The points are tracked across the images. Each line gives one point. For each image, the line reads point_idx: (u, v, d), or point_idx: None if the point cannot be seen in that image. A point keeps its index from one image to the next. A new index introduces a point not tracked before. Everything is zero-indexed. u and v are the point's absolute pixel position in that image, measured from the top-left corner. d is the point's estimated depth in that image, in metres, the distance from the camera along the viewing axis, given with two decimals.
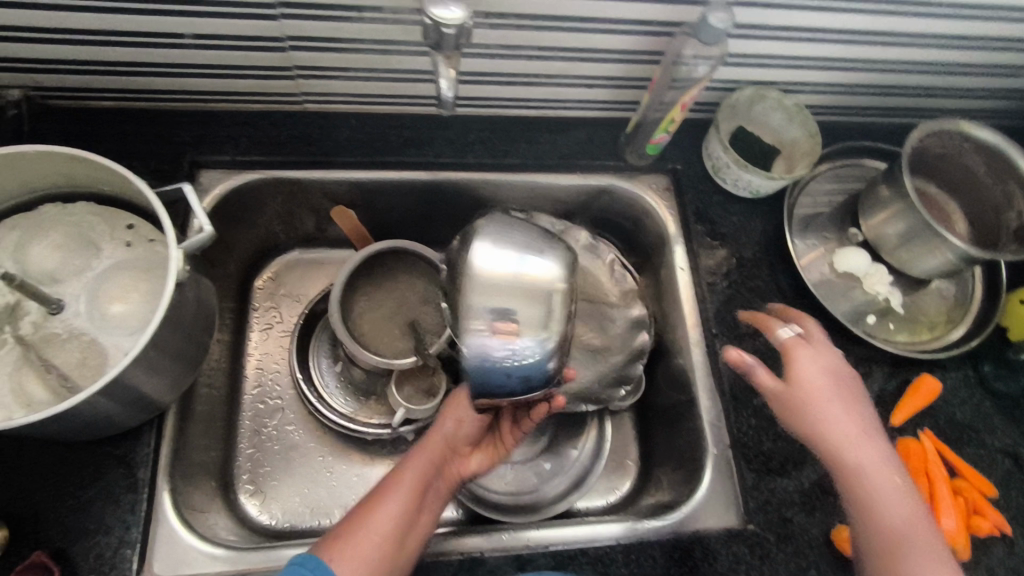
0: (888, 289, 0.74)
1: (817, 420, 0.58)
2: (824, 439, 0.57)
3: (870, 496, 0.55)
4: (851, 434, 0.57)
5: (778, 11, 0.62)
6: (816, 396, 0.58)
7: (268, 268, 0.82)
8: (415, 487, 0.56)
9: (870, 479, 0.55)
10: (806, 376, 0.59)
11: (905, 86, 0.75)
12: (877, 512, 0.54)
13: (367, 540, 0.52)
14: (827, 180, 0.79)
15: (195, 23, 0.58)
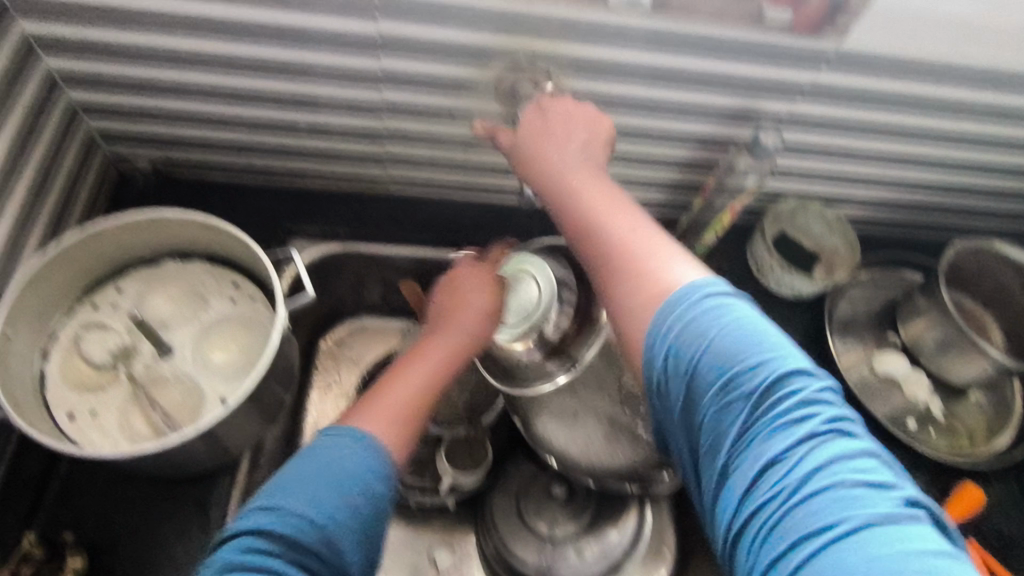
0: (929, 395, 0.76)
1: (580, 210, 0.54)
2: (614, 238, 0.51)
3: (636, 296, 0.48)
4: (650, 229, 0.51)
5: (823, 134, 0.69)
6: (579, 205, 0.54)
7: (332, 331, 0.85)
8: (429, 364, 0.59)
9: (623, 247, 0.50)
10: (575, 191, 0.55)
11: (939, 206, 0.81)
12: (630, 263, 0.49)
13: (388, 403, 0.54)
14: (867, 289, 0.82)
15: (313, 116, 0.68)
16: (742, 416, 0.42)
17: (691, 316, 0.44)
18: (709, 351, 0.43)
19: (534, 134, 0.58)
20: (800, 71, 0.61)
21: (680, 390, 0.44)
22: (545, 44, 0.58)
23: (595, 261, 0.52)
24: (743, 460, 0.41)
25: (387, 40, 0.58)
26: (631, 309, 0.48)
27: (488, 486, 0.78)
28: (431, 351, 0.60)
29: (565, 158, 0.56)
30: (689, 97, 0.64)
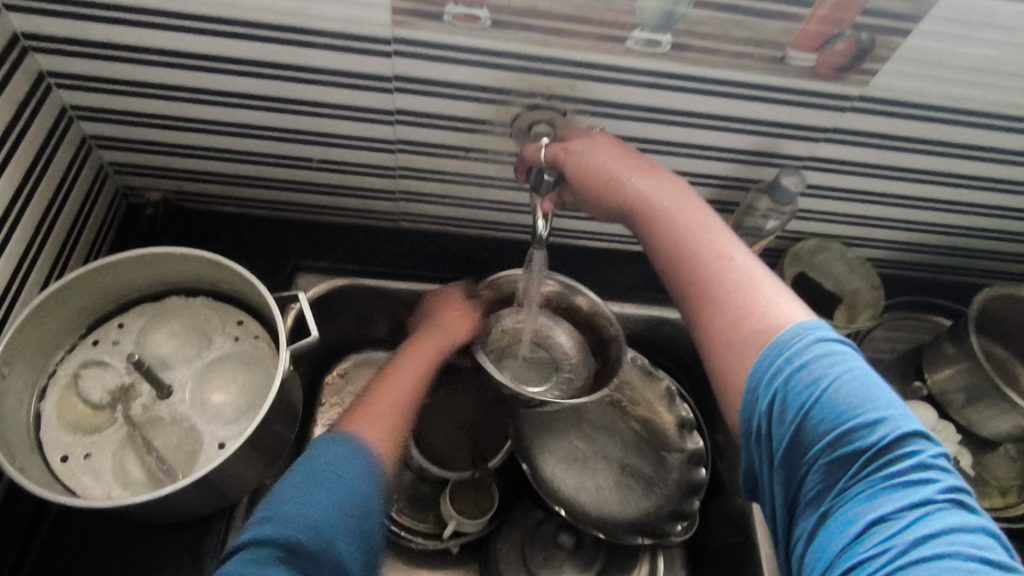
0: (958, 449, 0.72)
1: (669, 239, 0.50)
2: (709, 270, 0.48)
3: (740, 329, 0.44)
4: (747, 261, 0.48)
5: (846, 176, 0.67)
6: (668, 231, 0.51)
7: (338, 365, 0.81)
8: (409, 383, 0.60)
9: (722, 278, 0.47)
10: (662, 217, 0.51)
11: (967, 249, 0.78)
12: (728, 299, 0.46)
13: (377, 412, 0.55)
14: (887, 327, 0.80)
15: (324, 151, 0.67)
16: (851, 465, 0.39)
17: (807, 354, 0.41)
18: (827, 395, 0.39)
19: (602, 153, 0.54)
20: (824, 114, 0.59)
21: (785, 434, 0.40)
22: (561, 84, 0.57)
23: (688, 291, 0.49)
24: (847, 512, 0.38)
25: (400, 78, 0.57)
26: (730, 344, 0.44)
27: (492, 531, 0.74)
28: (409, 365, 0.62)
29: (643, 182, 0.53)
30: (707, 137, 0.62)
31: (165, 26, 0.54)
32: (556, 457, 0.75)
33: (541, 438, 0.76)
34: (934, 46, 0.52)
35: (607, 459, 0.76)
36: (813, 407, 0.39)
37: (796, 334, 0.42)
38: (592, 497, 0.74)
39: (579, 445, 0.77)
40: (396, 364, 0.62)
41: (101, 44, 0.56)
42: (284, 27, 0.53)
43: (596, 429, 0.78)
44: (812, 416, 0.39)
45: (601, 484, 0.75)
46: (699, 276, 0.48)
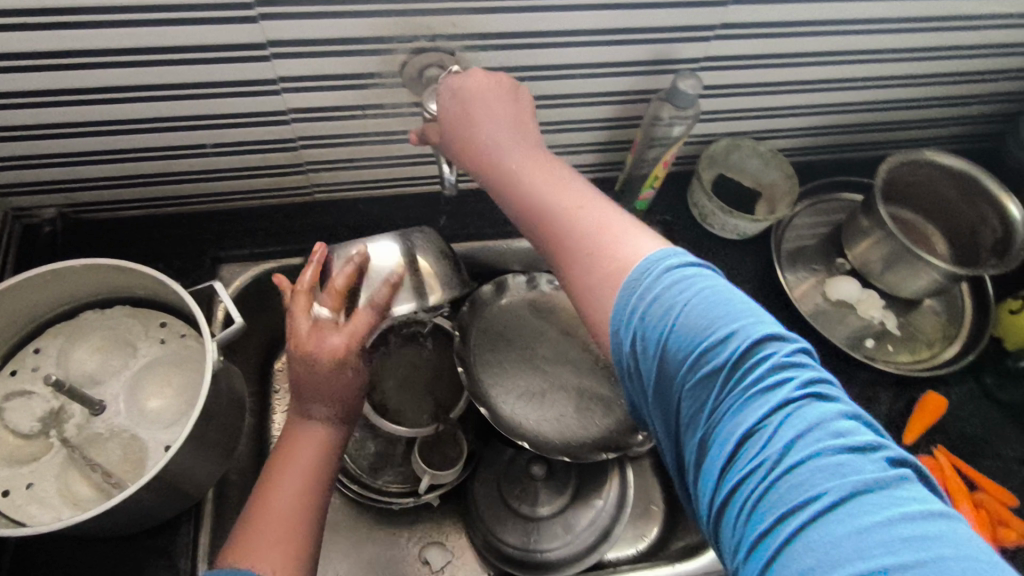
0: (883, 312, 0.77)
1: (520, 195, 0.51)
2: (564, 222, 0.48)
3: (601, 275, 0.45)
4: (597, 209, 0.48)
5: (743, 70, 0.68)
6: (526, 188, 0.50)
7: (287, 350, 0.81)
8: (299, 477, 0.52)
9: (578, 228, 0.47)
10: (517, 176, 0.51)
11: (873, 123, 0.80)
12: (583, 247, 0.47)
13: (272, 511, 0.50)
14: (808, 213, 0.83)
15: (216, 133, 0.64)
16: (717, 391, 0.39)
17: (655, 287, 0.42)
18: (676, 326, 0.40)
19: (465, 108, 0.53)
20: (709, 11, 0.59)
21: (653, 368, 0.42)
22: (442, 22, 0.55)
23: (551, 246, 0.49)
24: (722, 438, 0.38)
25: (275, 43, 0.55)
26: (594, 293, 0.45)
27: (470, 476, 0.77)
28: (288, 470, 0.52)
29: (497, 132, 0.52)
30: (600, 54, 0.62)
31: (4, 26, 0.49)
32: (514, 394, 0.76)
33: (500, 379, 0.77)
34: None
35: (565, 388, 0.78)
36: (669, 341, 0.40)
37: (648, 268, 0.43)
38: (555, 426, 0.75)
39: (537, 380, 0.78)
40: (295, 441, 0.54)
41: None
42: (134, 8, 0.50)
43: (552, 362, 0.79)
44: (668, 346, 0.40)
45: (562, 413, 0.76)
46: (552, 227, 0.49)
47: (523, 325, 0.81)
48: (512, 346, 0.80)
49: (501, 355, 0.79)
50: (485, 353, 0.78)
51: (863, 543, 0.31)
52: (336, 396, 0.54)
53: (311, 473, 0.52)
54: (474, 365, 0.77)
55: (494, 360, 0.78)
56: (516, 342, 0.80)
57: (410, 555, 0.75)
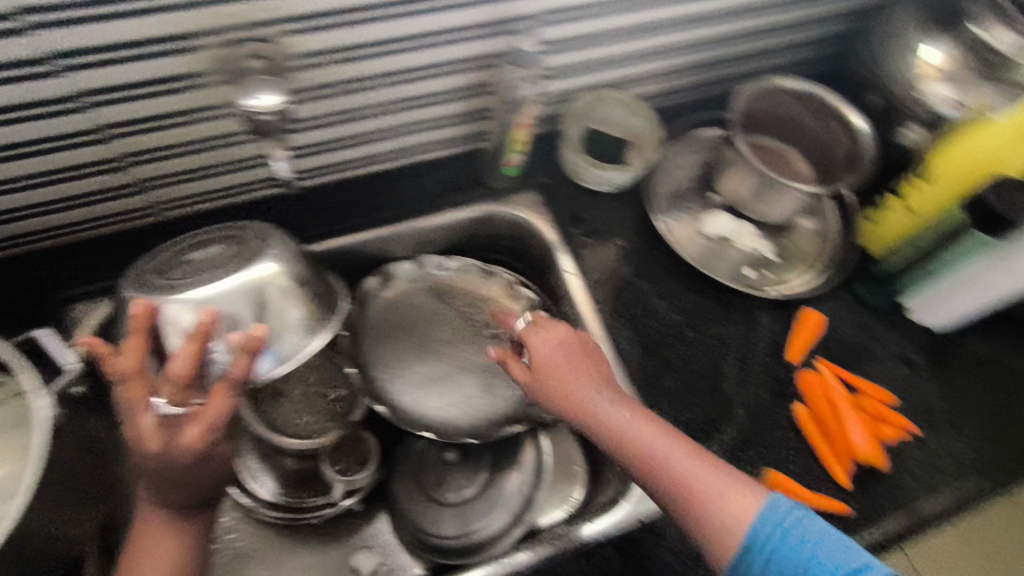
0: (758, 241, 0.79)
1: (614, 442, 0.55)
2: (672, 486, 0.52)
3: (708, 481, 0.51)
4: (668, 463, 0.53)
5: (589, 22, 0.65)
6: (619, 424, 0.55)
7: None
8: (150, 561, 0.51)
9: (654, 457, 0.54)
10: (620, 410, 0.56)
11: (730, 57, 0.80)
12: (688, 486, 0.52)
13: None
14: (679, 154, 0.84)
15: (23, 164, 0.57)
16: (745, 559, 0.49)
17: (775, 550, 0.48)
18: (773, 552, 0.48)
19: (549, 358, 0.60)
20: None
21: (707, 547, 0.50)
22: (249, 9, 0.51)
23: (647, 477, 0.54)
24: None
25: (62, 54, 0.49)
26: (688, 515, 0.52)
27: (387, 475, 0.76)
28: (140, 550, 0.51)
29: (587, 390, 0.58)
30: (433, 24, 0.58)
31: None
32: (413, 386, 0.75)
33: (396, 372, 0.76)
34: None
35: (467, 368, 0.77)
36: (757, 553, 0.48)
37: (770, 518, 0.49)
38: (459, 409, 0.75)
39: (437, 364, 0.77)
40: (146, 524, 0.52)
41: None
42: None
43: (452, 342, 0.78)
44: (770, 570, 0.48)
45: (466, 394, 0.75)
46: (672, 485, 0.52)
47: (416, 313, 0.79)
48: (409, 336, 0.78)
49: (397, 348, 0.77)
50: (382, 349, 0.76)
51: None
52: (190, 479, 0.50)
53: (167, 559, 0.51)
54: (368, 363, 0.76)
55: (387, 353, 0.76)
56: (412, 332, 0.78)
57: (334, 566, 0.72)
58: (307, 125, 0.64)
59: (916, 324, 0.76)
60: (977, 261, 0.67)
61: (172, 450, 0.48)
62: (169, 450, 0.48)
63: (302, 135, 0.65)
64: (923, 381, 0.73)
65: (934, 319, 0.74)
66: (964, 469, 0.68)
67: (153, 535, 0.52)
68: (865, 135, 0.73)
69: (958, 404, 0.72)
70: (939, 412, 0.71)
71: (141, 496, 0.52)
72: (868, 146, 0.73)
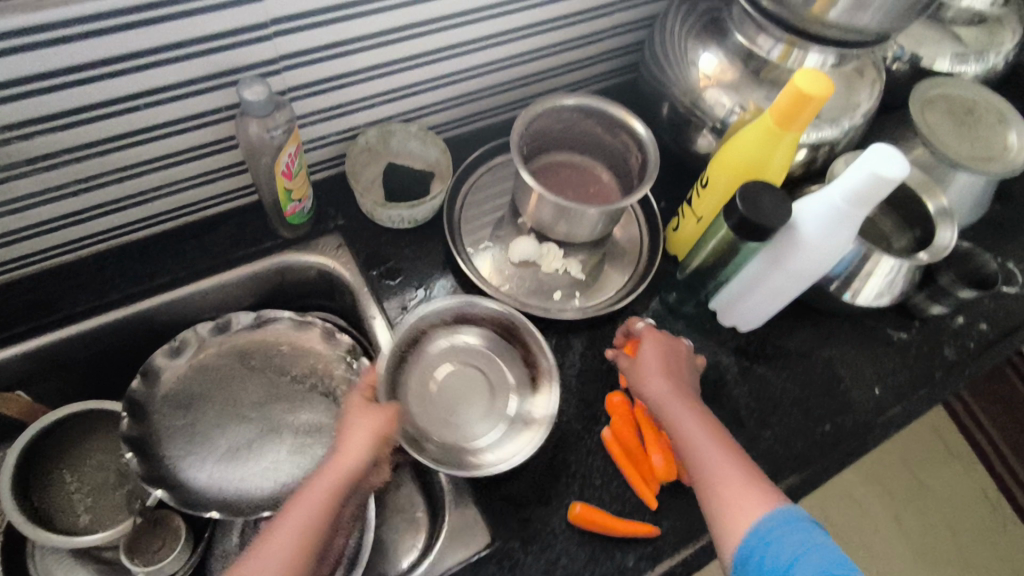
0: (565, 261, 0.77)
1: (677, 431, 0.61)
2: (727, 457, 0.58)
3: (713, 474, 0.57)
4: (718, 431, 0.60)
5: (338, 60, 0.63)
6: (678, 420, 0.61)
7: None
8: (311, 520, 0.52)
9: (711, 445, 0.59)
10: (667, 404, 0.62)
11: (519, 77, 0.79)
12: (723, 470, 0.57)
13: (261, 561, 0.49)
14: (485, 177, 0.83)
15: None
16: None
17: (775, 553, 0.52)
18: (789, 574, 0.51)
19: (651, 357, 0.65)
20: (237, 11, 0.53)
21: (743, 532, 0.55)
22: None
23: (696, 477, 0.58)
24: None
25: None
26: (708, 498, 0.57)
27: (204, 554, 0.70)
28: (306, 508, 0.52)
29: (666, 381, 0.63)
30: (147, 79, 0.55)
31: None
32: (212, 458, 0.69)
33: (192, 446, 0.70)
34: None
35: (277, 430, 0.72)
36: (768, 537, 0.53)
37: (774, 519, 0.54)
38: (267, 476, 0.69)
39: (244, 430, 0.71)
40: (296, 501, 0.53)
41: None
42: None
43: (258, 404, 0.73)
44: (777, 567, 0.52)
45: (277, 458, 0.70)
46: (700, 465, 0.58)
47: (216, 376, 0.73)
48: (211, 403, 0.72)
49: (192, 418, 0.71)
50: (177, 420, 0.70)
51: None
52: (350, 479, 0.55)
53: (309, 531, 0.51)
54: (161, 440, 0.69)
55: (183, 426, 0.70)
56: (214, 398, 0.72)
57: None
58: (42, 196, 0.60)
59: (727, 328, 0.76)
60: (757, 263, 0.65)
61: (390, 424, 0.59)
62: (386, 424, 0.59)
63: (41, 206, 0.61)
64: (734, 384, 0.73)
65: (740, 322, 0.73)
66: (774, 469, 0.69)
67: (327, 496, 0.53)
68: (648, 140, 0.72)
69: (770, 402, 0.72)
70: (750, 414, 0.71)
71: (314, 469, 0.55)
72: (651, 151, 0.71)
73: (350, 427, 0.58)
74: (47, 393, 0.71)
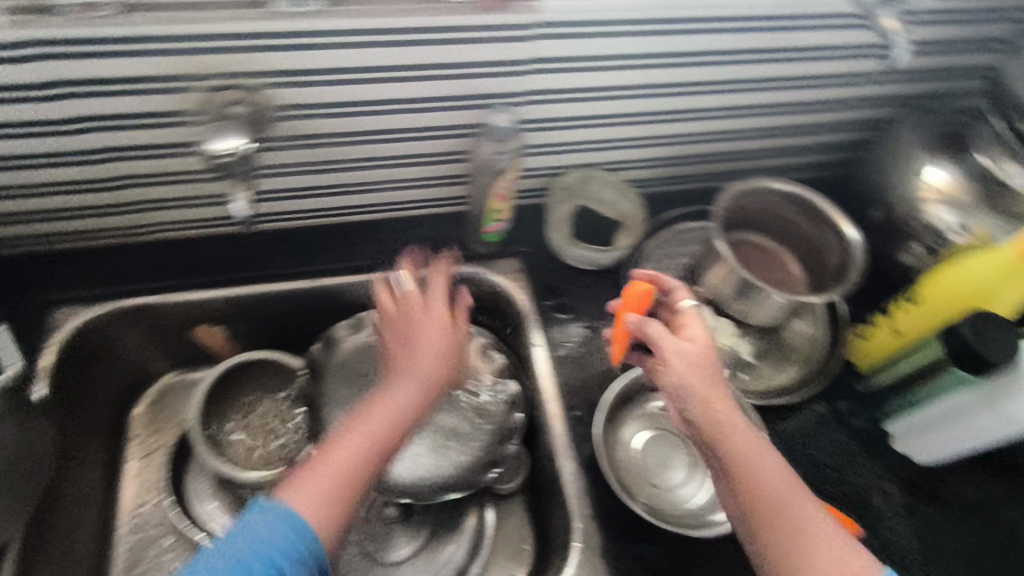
0: (737, 340, 0.76)
1: (741, 466, 0.48)
2: (789, 524, 0.46)
3: (779, 527, 0.46)
4: (783, 473, 0.48)
5: (576, 104, 0.67)
6: (745, 453, 0.48)
7: (142, 397, 0.79)
8: (383, 438, 0.54)
9: (789, 497, 0.47)
10: (743, 428, 0.49)
11: (728, 153, 0.80)
12: (813, 545, 0.45)
13: (316, 471, 0.50)
14: (669, 241, 0.81)
15: (21, 176, 0.61)
16: (259, 555, 0.45)
17: None
18: None
19: (693, 354, 0.52)
20: (510, 46, 0.59)
21: None
22: (229, 60, 0.54)
23: (761, 531, 0.46)
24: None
25: (67, 82, 0.53)
26: (767, 551, 0.46)
27: None
28: (374, 423, 0.54)
29: (716, 395, 0.51)
30: (416, 89, 0.60)
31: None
32: None
33: (346, 417, 0.72)
34: None
35: (423, 426, 0.74)
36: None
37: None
38: (403, 466, 0.71)
39: None
40: (355, 429, 0.54)
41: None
42: None
43: None
44: None
45: (415, 452, 0.72)
46: (777, 512, 0.46)
47: (376, 360, 0.76)
48: (370, 383, 0.75)
49: (352, 391, 0.73)
50: (340, 388, 0.74)
51: None
52: (404, 433, 0.55)
53: (370, 455, 0.53)
54: (320, 406, 0.73)
55: (342, 395, 0.73)
56: (372, 379, 0.75)
57: None
58: (293, 168, 0.66)
59: (900, 455, 0.71)
60: (972, 393, 0.62)
61: (462, 341, 0.64)
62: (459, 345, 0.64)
63: (288, 178, 0.67)
64: (899, 518, 0.66)
65: (919, 451, 0.69)
66: None
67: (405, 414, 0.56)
68: (858, 247, 0.71)
69: (941, 550, 0.65)
70: (918, 557, 0.64)
71: (393, 386, 0.58)
72: (858, 259, 0.70)
73: (413, 350, 0.61)
74: (239, 334, 0.78)
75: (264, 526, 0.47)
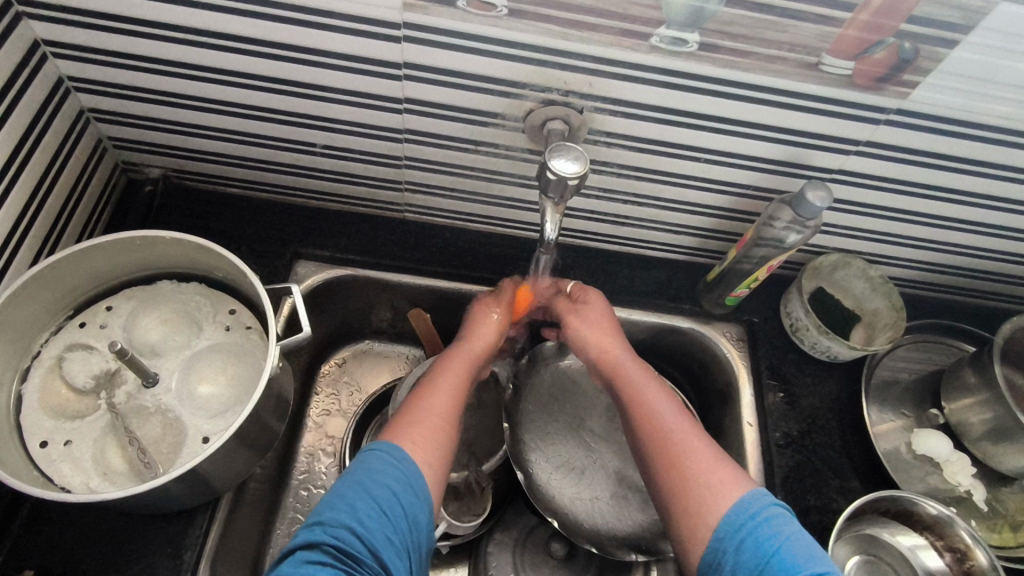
0: (971, 480, 0.69)
1: (650, 421, 0.56)
2: (670, 473, 0.53)
3: (688, 471, 0.52)
4: (673, 428, 0.55)
5: (879, 193, 0.63)
6: (643, 392, 0.58)
7: (337, 354, 0.80)
8: (455, 392, 0.58)
9: (663, 445, 0.54)
10: (636, 378, 0.60)
11: (994, 272, 0.75)
12: (690, 479, 0.51)
13: (420, 425, 0.53)
14: (909, 349, 0.77)
15: (328, 136, 0.62)
16: (379, 499, 0.47)
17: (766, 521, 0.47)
18: (781, 548, 0.46)
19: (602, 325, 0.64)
20: (857, 126, 0.55)
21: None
22: (578, 79, 0.52)
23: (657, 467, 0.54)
24: (316, 527, 0.46)
25: (410, 65, 0.52)
26: (678, 497, 0.51)
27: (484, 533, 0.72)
28: (449, 385, 0.58)
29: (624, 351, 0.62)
30: (730, 143, 0.58)
31: None
32: (552, 465, 0.71)
33: (540, 445, 0.72)
34: (983, 62, 0.48)
35: (610, 472, 0.72)
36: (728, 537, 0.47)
37: (744, 507, 0.48)
38: (586, 507, 0.70)
39: (576, 453, 0.73)
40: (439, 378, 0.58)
41: (79, 12, 0.51)
42: (274, 3, 0.48)
43: (599, 439, 0.74)
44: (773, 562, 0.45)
45: (597, 496, 0.71)
46: (663, 454, 0.54)
47: (581, 393, 0.76)
48: (567, 415, 0.75)
49: (551, 420, 0.74)
50: (539, 414, 0.74)
51: (799, 540, 0.46)
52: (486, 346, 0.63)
53: (458, 402, 0.57)
54: (518, 424, 0.73)
55: (537, 420, 0.73)
56: (570, 411, 0.75)
57: None
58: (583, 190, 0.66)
59: None
60: None
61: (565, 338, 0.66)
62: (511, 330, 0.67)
63: None
64: None
65: None
66: None
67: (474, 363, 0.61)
68: None
69: None
70: None
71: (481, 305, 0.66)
72: None
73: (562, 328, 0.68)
74: (444, 322, 0.77)
75: (382, 467, 0.49)
